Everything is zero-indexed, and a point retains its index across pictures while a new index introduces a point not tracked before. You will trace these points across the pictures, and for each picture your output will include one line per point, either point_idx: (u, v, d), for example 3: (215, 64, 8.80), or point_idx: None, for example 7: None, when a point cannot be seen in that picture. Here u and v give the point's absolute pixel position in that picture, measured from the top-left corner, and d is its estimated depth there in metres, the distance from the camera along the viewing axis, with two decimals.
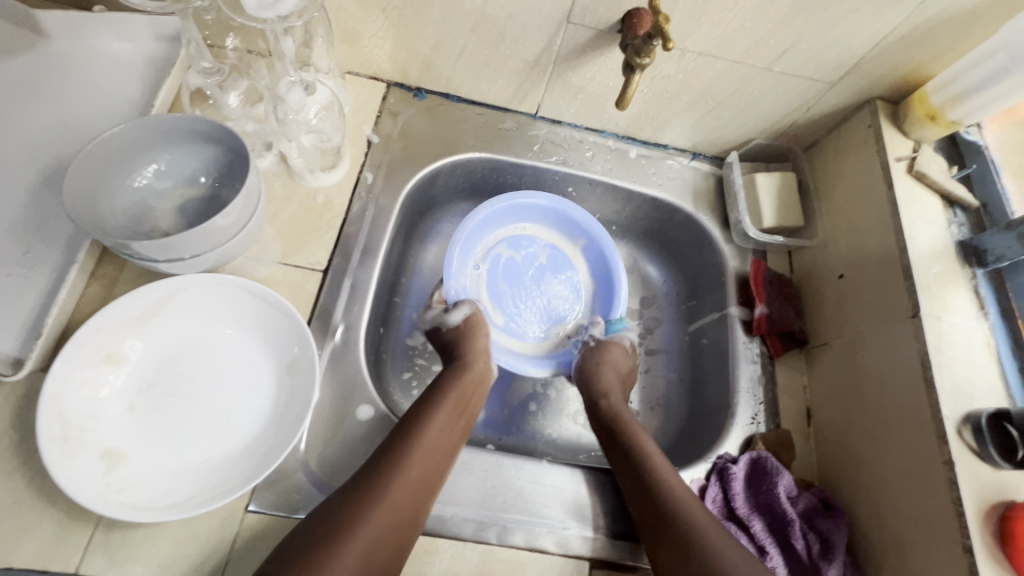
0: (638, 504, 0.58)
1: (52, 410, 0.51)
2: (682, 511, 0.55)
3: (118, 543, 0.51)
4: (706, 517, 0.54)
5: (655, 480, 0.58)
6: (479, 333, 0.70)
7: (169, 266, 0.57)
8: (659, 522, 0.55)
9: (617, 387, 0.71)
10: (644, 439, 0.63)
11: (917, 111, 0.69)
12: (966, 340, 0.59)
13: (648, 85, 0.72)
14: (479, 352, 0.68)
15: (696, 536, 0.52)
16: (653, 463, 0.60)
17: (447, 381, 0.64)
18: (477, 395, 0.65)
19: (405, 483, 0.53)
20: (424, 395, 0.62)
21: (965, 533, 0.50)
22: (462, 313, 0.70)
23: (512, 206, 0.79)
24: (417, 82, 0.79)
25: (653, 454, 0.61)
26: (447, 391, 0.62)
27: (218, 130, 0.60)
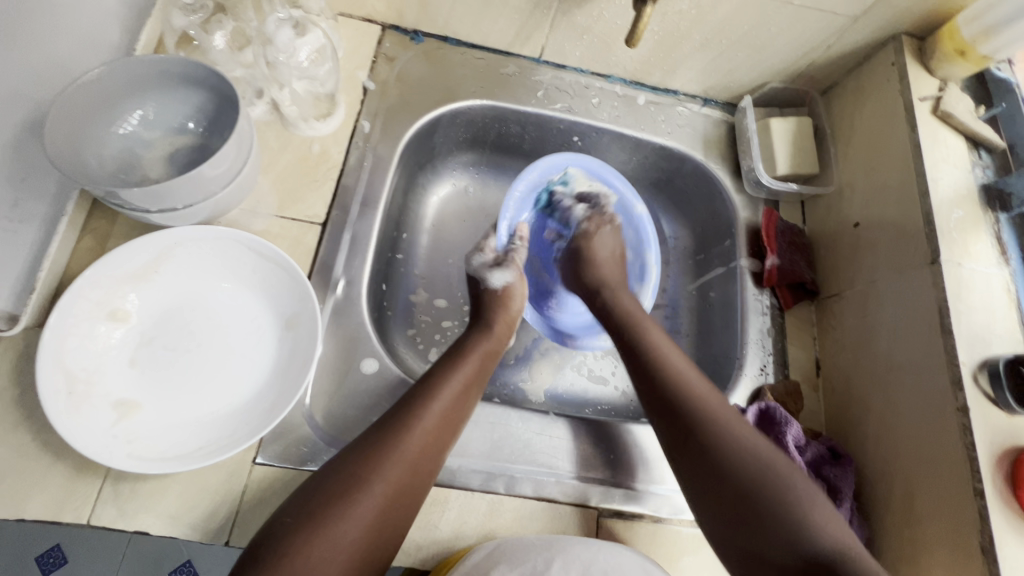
0: (673, 435, 0.55)
1: (55, 363, 0.50)
2: (736, 438, 0.52)
3: (127, 494, 0.51)
4: (782, 461, 0.51)
5: (700, 410, 0.55)
6: (512, 305, 0.68)
7: (162, 217, 0.55)
8: (722, 472, 0.51)
9: (616, 284, 0.70)
10: (708, 400, 0.56)
11: (946, 46, 0.64)
12: (986, 287, 0.57)
13: (659, 23, 0.68)
14: (506, 319, 0.66)
15: (737, 452, 0.51)
16: (674, 370, 0.59)
17: (468, 345, 0.62)
18: (493, 357, 0.64)
19: (422, 442, 0.52)
20: (445, 355, 0.61)
21: (977, 477, 0.50)
22: (503, 278, 0.69)
23: (562, 165, 0.75)
24: (413, 24, 0.75)
25: (680, 364, 0.60)
26: (468, 351, 0.61)
27: (205, 72, 0.57)
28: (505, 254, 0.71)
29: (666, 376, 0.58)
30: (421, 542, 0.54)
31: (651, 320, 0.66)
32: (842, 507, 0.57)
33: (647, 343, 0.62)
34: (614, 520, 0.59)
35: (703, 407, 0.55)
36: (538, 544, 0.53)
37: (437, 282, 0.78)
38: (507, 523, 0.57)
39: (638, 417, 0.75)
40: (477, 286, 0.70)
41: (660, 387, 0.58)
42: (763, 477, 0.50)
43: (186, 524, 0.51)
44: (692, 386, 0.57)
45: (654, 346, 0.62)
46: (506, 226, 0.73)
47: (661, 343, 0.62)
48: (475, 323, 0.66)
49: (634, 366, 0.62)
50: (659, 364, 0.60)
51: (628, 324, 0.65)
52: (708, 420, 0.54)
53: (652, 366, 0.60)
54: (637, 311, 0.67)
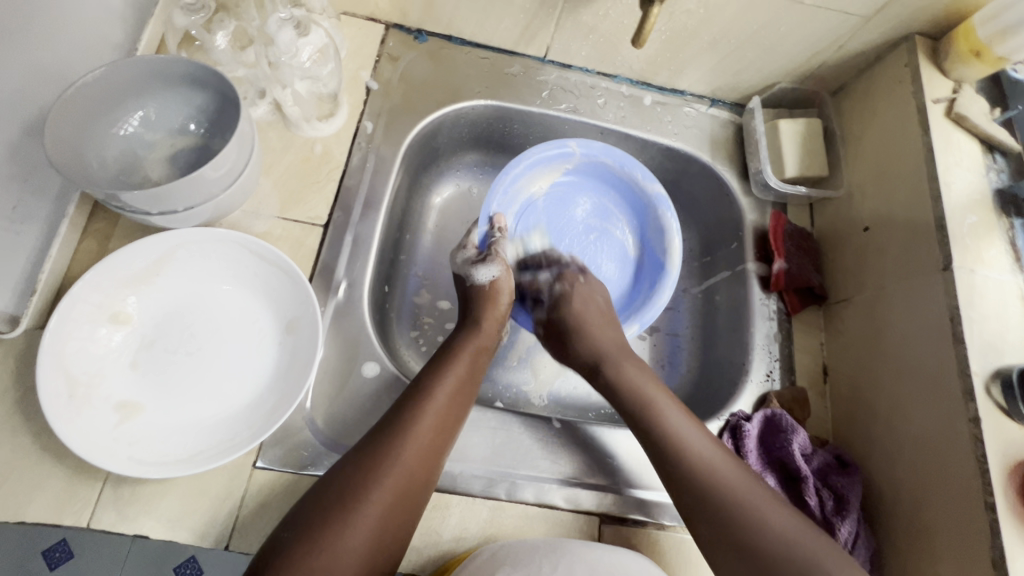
0: (696, 515, 0.51)
1: (56, 366, 0.50)
2: (760, 518, 0.49)
3: (128, 498, 0.51)
4: (810, 538, 0.47)
5: (718, 487, 0.51)
6: (500, 301, 0.66)
7: (163, 220, 0.55)
8: (751, 557, 0.47)
9: (617, 353, 0.65)
10: (723, 468, 0.53)
11: (960, 46, 0.63)
12: (1000, 294, 0.56)
13: (666, 22, 0.67)
14: (495, 317, 0.65)
15: (762, 533, 0.48)
16: (669, 433, 0.56)
17: (456, 346, 0.61)
18: (485, 356, 0.63)
19: (420, 447, 0.51)
20: (434, 358, 0.60)
21: (988, 491, 0.48)
22: (489, 273, 0.67)
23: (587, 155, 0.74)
24: (417, 24, 0.74)
25: (685, 434, 0.55)
26: (457, 353, 0.61)
27: (207, 73, 0.56)
28: (488, 248, 0.68)
29: (685, 455, 0.54)
30: (422, 548, 0.54)
31: (643, 377, 0.62)
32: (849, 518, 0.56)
33: (644, 403, 0.59)
34: (617, 528, 0.58)
35: (718, 485, 0.51)
36: (541, 548, 0.52)
37: (440, 283, 0.78)
38: (509, 530, 0.56)
39: None
40: (465, 283, 0.69)
41: (670, 466, 0.54)
42: (796, 568, 0.45)
43: (186, 528, 0.51)
44: (704, 455, 0.54)
45: (667, 423, 0.57)
46: (487, 215, 0.69)
47: (682, 427, 0.56)
48: (464, 323, 0.65)
49: (646, 442, 0.57)
50: (667, 441, 0.55)
51: (636, 399, 0.60)
52: (732, 507, 0.50)
53: (649, 428, 0.57)
54: (647, 384, 0.61)
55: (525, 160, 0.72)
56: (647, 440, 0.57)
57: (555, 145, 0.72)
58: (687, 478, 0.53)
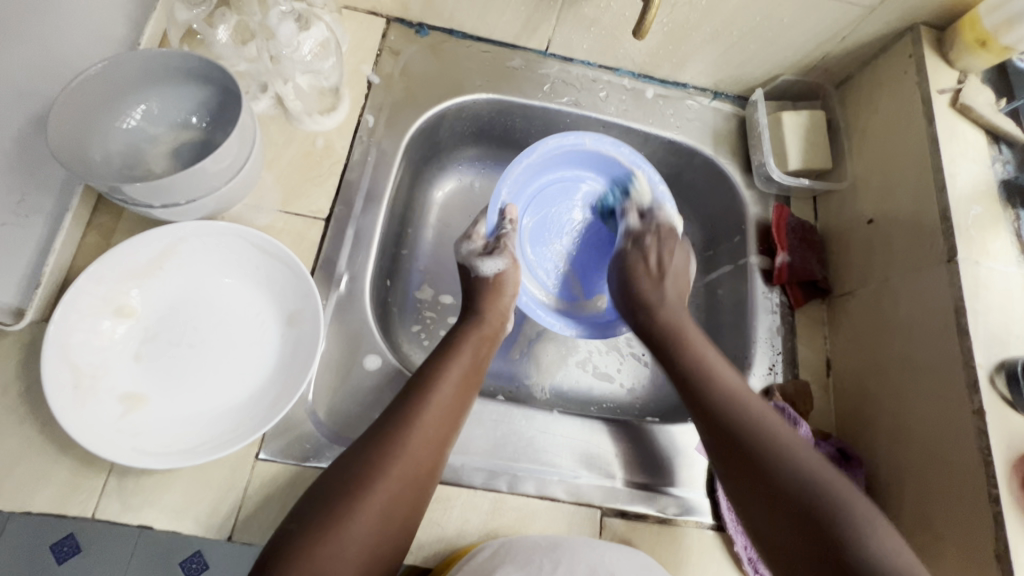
0: (720, 440, 0.53)
1: (60, 358, 0.50)
2: (784, 442, 0.51)
3: (131, 488, 0.51)
4: (826, 470, 0.49)
5: (749, 420, 0.53)
6: (504, 292, 0.66)
7: (166, 213, 0.55)
8: (768, 484, 0.49)
9: (654, 296, 0.67)
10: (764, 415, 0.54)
11: (966, 36, 0.62)
12: (1005, 286, 0.55)
13: (668, 14, 0.67)
14: (499, 307, 0.65)
15: (783, 459, 0.50)
16: (703, 364, 0.59)
17: (463, 336, 0.62)
18: (490, 348, 0.63)
19: (424, 438, 0.51)
20: (440, 348, 0.60)
21: (992, 483, 0.48)
22: (495, 264, 0.67)
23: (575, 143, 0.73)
24: (419, 17, 0.74)
25: (718, 367, 0.59)
26: (463, 342, 0.61)
27: (208, 66, 0.56)
28: (496, 239, 0.68)
29: (712, 382, 0.57)
30: (424, 539, 0.54)
31: (675, 312, 0.65)
32: None
33: (701, 366, 0.59)
34: (618, 520, 0.58)
35: (752, 417, 0.53)
36: (541, 544, 0.52)
37: (442, 277, 0.78)
38: (510, 522, 0.56)
39: (643, 415, 0.74)
40: (469, 275, 0.68)
41: (694, 399, 0.57)
42: (810, 492, 0.47)
43: (190, 519, 0.51)
44: (750, 406, 0.55)
45: (699, 361, 0.59)
46: (496, 206, 0.69)
47: (716, 364, 0.59)
48: (469, 314, 0.65)
49: (674, 375, 0.60)
50: (698, 367, 0.59)
51: (667, 333, 0.63)
52: (759, 435, 0.52)
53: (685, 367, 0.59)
54: (678, 327, 0.63)
55: (540, 148, 0.71)
56: (677, 375, 0.60)
57: (568, 135, 0.71)
58: (721, 421, 0.54)
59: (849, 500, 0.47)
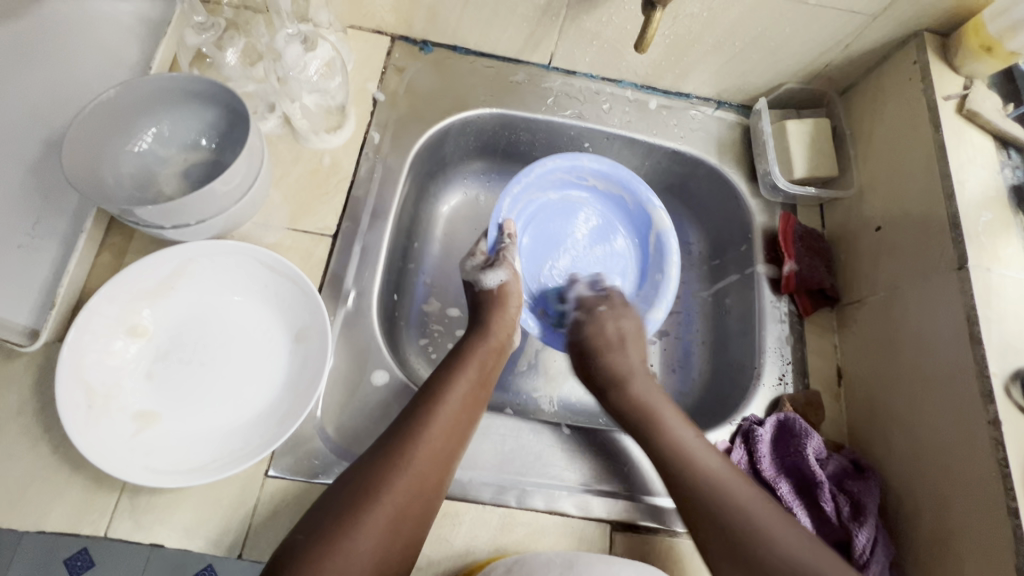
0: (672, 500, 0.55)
1: (75, 379, 0.51)
2: (724, 494, 0.53)
3: (143, 507, 0.52)
4: (771, 513, 0.51)
5: (674, 454, 0.56)
6: (509, 303, 0.66)
7: (176, 233, 0.56)
8: (709, 520, 0.52)
9: (616, 343, 0.68)
10: (677, 432, 0.58)
11: (970, 42, 0.62)
12: (1018, 293, 0.54)
13: (670, 26, 0.67)
14: (505, 320, 0.65)
15: (715, 497, 0.52)
16: (649, 409, 0.61)
17: (469, 350, 0.62)
18: (498, 361, 0.64)
19: (432, 452, 0.52)
20: (447, 360, 0.61)
21: (1010, 495, 0.47)
22: (498, 277, 0.67)
23: (572, 167, 0.74)
24: (423, 35, 0.75)
25: (655, 402, 0.62)
26: (470, 357, 0.61)
27: (217, 89, 0.57)
28: (497, 253, 0.68)
29: (626, 420, 0.62)
30: (434, 556, 0.54)
31: (637, 364, 0.67)
32: (866, 524, 0.55)
33: (621, 384, 0.65)
34: (628, 535, 0.58)
35: (667, 456, 0.56)
36: (550, 560, 0.52)
37: (448, 291, 0.78)
38: (519, 538, 0.56)
39: None
40: (473, 290, 0.68)
41: (638, 436, 0.60)
42: (751, 531, 0.50)
43: (200, 537, 0.52)
44: (665, 420, 0.60)
45: (640, 399, 0.63)
46: (495, 222, 0.70)
47: (649, 399, 0.62)
48: (474, 327, 0.65)
49: (617, 413, 0.64)
50: (634, 403, 0.63)
51: (613, 382, 0.65)
52: (688, 477, 0.54)
53: (618, 397, 0.64)
54: (620, 359, 0.67)
55: (537, 169, 0.72)
56: (619, 417, 0.63)
57: (567, 159, 0.73)
58: (661, 455, 0.57)
59: (754, 508, 0.51)
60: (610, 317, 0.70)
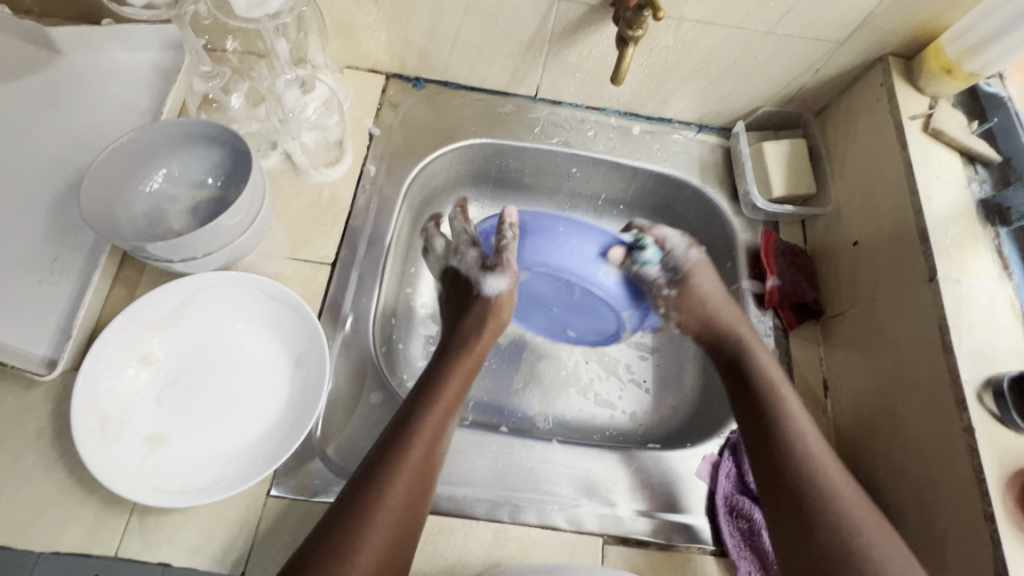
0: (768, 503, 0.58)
1: (90, 406, 0.54)
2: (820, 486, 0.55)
3: (151, 527, 0.54)
4: (843, 485, 0.56)
5: (804, 457, 0.57)
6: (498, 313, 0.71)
7: (185, 266, 0.60)
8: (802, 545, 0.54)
9: (747, 342, 0.67)
10: (839, 484, 0.56)
11: (931, 65, 0.65)
12: (988, 303, 0.56)
13: (647, 58, 0.71)
14: (484, 337, 0.69)
15: (823, 512, 0.54)
16: (771, 386, 0.63)
17: (445, 371, 0.64)
18: (468, 383, 0.66)
19: (411, 484, 0.54)
20: (424, 381, 0.63)
21: (986, 501, 0.48)
22: (496, 283, 0.71)
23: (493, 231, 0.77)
24: (415, 72, 0.80)
25: (782, 387, 0.62)
26: (447, 378, 0.64)
27: (223, 131, 0.62)
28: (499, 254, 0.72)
29: (761, 422, 0.61)
30: (429, 571, 0.56)
31: (768, 356, 0.66)
32: None
33: (774, 394, 0.62)
34: (620, 548, 0.59)
35: (811, 465, 0.57)
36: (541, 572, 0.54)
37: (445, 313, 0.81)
38: (513, 551, 0.58)
39: (646, 442, 0.75)
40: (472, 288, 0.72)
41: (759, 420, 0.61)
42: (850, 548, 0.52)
43: (205, 555, 0.54)
44: (784, 415, 0.60)
45: (767, 376, 0.63)
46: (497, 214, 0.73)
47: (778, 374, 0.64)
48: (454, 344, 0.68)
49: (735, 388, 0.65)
50: (761, 377, 0.64)
51: (737, 350, 0.67)
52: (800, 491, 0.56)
53: (786, 435, 0.59)
54: (757, 347, 0.67)
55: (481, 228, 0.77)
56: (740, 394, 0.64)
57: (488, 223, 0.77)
58: (784, 435, 0.59)
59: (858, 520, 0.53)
60: (695, 303, 0.72)
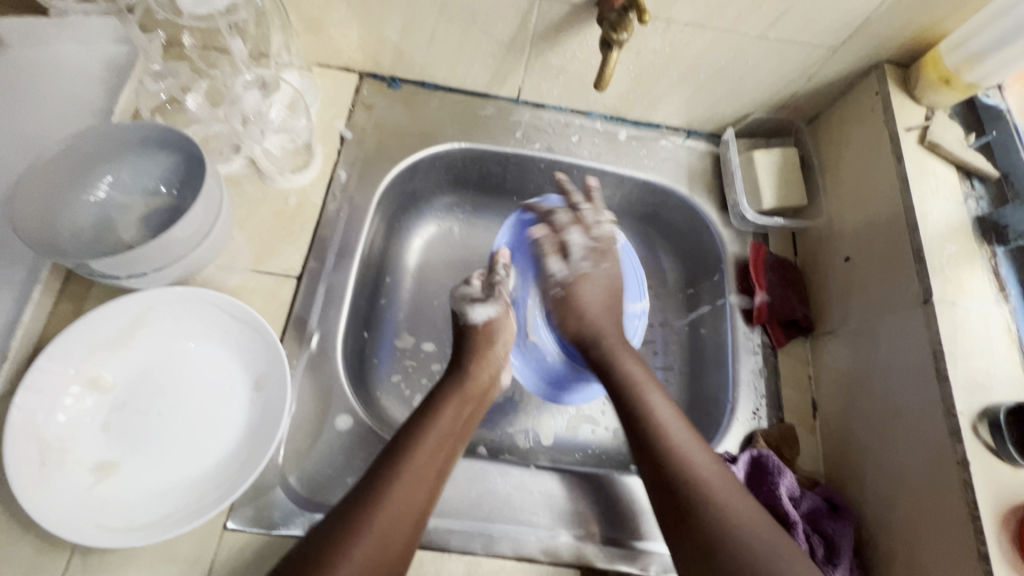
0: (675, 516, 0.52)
1: (28, 434, 0.50)
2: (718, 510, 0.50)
3: (95, 566, 0.50)
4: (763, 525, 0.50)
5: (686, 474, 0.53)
6: (498, 338, 0.69)
7: (135, 281, 0.55)
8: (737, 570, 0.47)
9: (617, 349, 0.66)
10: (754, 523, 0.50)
11: (929, 75, 0.62)
12: (985, 328, 0.54)
13: (633, 61, 0.67)
14: (488, 363, 0.66)
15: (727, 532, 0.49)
16: (656, 422, 0.58)
17: (446, 393, 0.61)
18: (472, 415, 0.62)
19: (396, 517, 0.50)
20: (426, 401, 0.61)
21: (981, 540, 0.46)
22: (487, 312, 0.69)
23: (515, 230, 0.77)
24: (390, 72, 0.75)
25: (669, 424, 0.58)
26: (447, 401, 0.60)
27: (177, 137, 0.57)
28: (489, 288, 0.71)
29: (663, 448, 0.55)
30: None
31: (635, 363, 0.65)
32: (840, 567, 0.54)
33: (634, 390, 0.61)
34: None
35: (699, 475, 0.53)
36: None
37: (421, 325, 0.77)
38: None
39: (629, 462, 0.71)
40: (460, 320, 0.70)
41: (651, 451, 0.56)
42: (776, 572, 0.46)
43: None
44: (673, 439, 0.56)
45: (645, 402, 0.60)
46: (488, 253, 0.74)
47: (640, 378, 0.62)
48: (455, 370, 0.65)
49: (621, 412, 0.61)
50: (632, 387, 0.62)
51: (630, 392, 0.61)
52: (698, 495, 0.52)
53: (670, 459, 0.55)
54: (625, 351, 0.66)
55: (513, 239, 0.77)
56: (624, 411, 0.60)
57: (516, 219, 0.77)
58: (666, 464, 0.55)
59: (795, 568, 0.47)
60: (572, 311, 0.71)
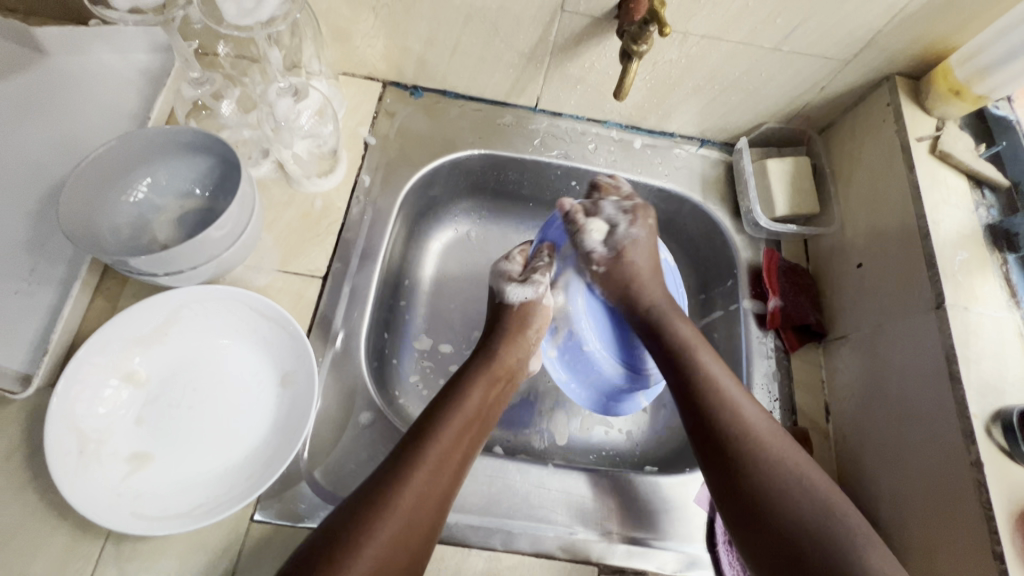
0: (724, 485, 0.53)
1: (68, 425, 0.52)
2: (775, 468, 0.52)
3: (128, 554, 0.52)
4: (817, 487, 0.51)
5: (743, 434, 0.54)
6: (529, 325, 0.68)
7: (169, 279, 0.57)
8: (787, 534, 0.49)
9: (665, 310, 0.65)
10: (814, 490, 0.50)
11: (939, 87, 0.64)
12: (997, 333, 0.55)
13: (650, 72, 0.69)
14: (515, 348, 0.66)
15: (784, 498, 0.50)
16: (711, 383, 0.58)
17: (472, 376, 0.62)
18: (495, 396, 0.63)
19: (421, 499, 0.51)
20: (452, 382, 0.62)
21: (995, 540, 0.47)
22: (523, 293, 0.69)
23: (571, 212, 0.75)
24: (413, 81, 0.78)
25: (725, 386, 0.57)
26: (472, 384, 0.61)
27: (212, 141, 0.59)
28: (529, 270, 0.70)
29: (717, 411, 0.56)
30: None
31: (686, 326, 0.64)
32: None
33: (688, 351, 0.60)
34: None
35: (754, 436, 0.54)
36: None
37: (439, 327, 0.79)
38: None
39: (642, 463, 0.73)
40: (496, 298, 0.70)
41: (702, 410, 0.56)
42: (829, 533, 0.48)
43: None
44: (728, 404, 0.56)
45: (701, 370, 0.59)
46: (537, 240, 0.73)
47: (693, 337, 0.62)
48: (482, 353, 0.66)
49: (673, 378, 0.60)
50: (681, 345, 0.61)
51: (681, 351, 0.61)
52: (748, 453, 0.53)
53: (728, 421, 0.55)
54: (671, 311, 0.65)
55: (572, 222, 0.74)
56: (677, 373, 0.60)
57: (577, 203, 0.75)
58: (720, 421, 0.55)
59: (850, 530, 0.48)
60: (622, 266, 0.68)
